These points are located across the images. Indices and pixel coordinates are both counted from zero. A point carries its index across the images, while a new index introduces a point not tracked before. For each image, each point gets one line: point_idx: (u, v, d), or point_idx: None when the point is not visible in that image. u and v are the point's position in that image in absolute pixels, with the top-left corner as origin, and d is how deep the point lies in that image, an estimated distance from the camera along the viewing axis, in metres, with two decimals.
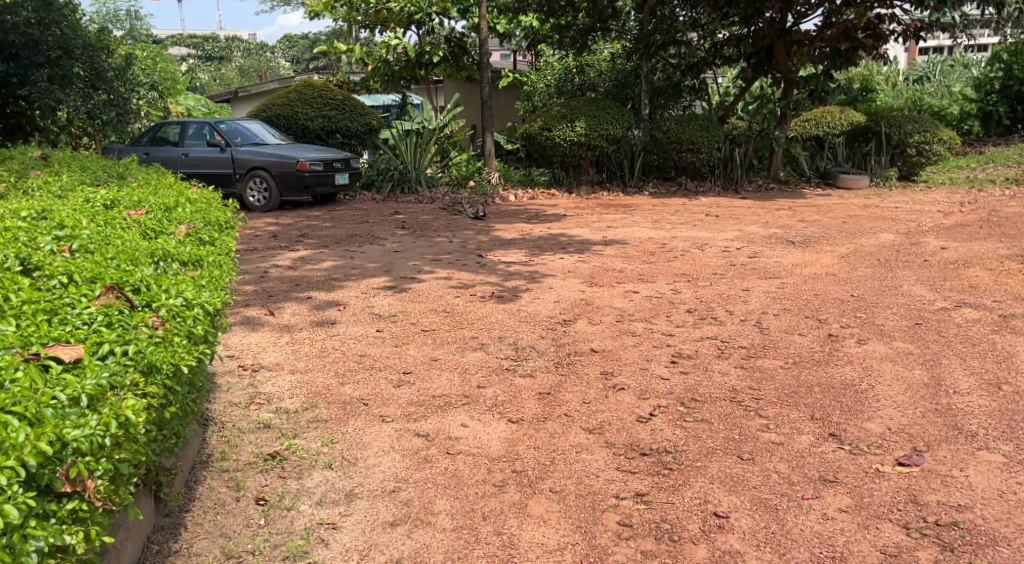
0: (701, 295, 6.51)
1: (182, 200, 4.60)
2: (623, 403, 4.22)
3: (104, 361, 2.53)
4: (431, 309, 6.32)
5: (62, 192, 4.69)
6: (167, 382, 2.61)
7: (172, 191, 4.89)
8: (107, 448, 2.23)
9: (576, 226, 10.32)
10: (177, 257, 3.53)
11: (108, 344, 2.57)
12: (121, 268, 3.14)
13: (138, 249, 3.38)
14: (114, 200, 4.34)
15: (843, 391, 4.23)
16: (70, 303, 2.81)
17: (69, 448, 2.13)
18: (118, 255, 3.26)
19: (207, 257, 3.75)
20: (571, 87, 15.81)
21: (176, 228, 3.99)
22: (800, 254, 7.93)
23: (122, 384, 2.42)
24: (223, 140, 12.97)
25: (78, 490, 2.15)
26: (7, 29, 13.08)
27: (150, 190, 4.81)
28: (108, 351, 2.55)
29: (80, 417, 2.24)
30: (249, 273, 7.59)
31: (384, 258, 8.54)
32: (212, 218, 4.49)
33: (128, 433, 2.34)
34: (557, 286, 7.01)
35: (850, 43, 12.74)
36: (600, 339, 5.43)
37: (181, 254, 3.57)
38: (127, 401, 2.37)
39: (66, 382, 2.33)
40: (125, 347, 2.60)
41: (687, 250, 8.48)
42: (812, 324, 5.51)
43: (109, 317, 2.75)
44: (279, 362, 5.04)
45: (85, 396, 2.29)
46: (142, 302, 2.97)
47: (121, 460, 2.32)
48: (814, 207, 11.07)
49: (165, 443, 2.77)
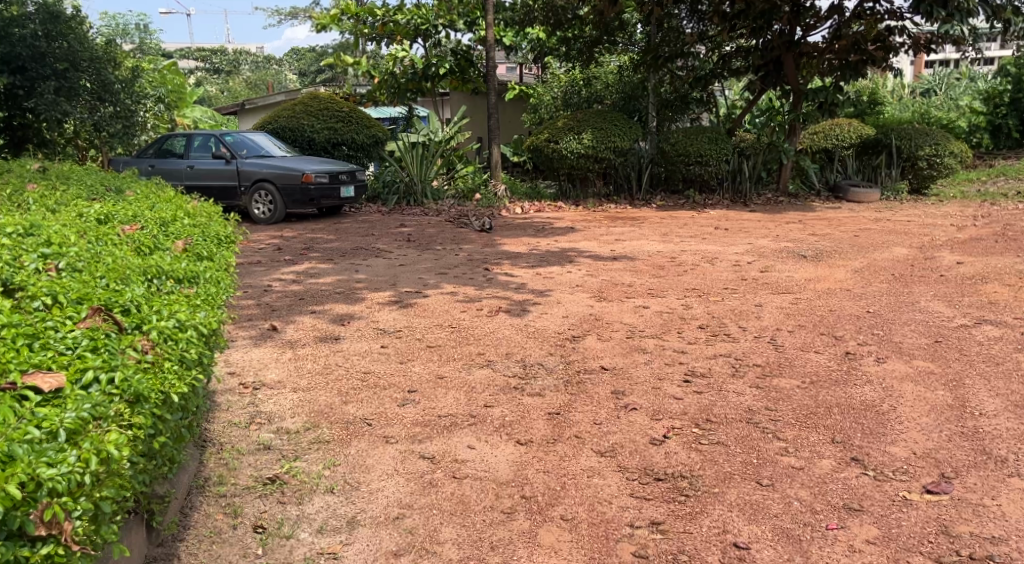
0: (712, 311, 6.37)
1: (179, 215, 4.48)
2: (635, 424, 4.08)
3: (87, 389, 2.40)
4: (437, 324, 6.20)
5: (56, 206, 4.58)
6: (155, 411, 2.48)
7: (169, 205, 4.78)
8: (86, 486, 2.11)
9: (583, 240, 10.20)
10: (171, 274, 3.42)
11: (92, 372, 2.44)
12: (110, 288, 3.02)
13: (130, 267, 3.27)
14: (107, 215, 4.24)
15: (863, 412, 4.09)
16: (53, 326, 2.68)
17: (44, 488, 2.00)
18: (107, 274, 3.14)
19: (203, 274, 3.63)
20: (579, 100, 15.62)
21: (172, 244, 3.87)
22: (813, 269, 7.79)
23: (105, 415, 2.30)
24: (228, 152, 12.90)
25: (54, 533, 2.03)
26: (14, 42, 13.07)
27: (146, 204, 4.72)
28: (92, 379, 2.42)
29: (58, 452, 2.11)
30: (252, 287, 7.49)
31: (390, 272, 8.43)
32: (210, 232, 4.39)
33: (110, 468, 2.22)
34: (565, 300, 6.88)
35: (860, 54, 12.65)
36: (609, 356, 5.30)
37: (176, 272, 3.46)
38: (109, 435, 2.23)
39: (44, 415, 2.20)
40: (110, 374, 2.47)
41: (697, 264, 8.34)
42: (828, 341, 5.37)
43: (94, 341, 2.62)
44: (281, 379, 4.92)
45: (65, 430, 2.17)
46: (131, 324, 2.85)
47: (103, 497, 2.21)
48: (825, 221, 10.94)
49: (155, 472, 2.65)
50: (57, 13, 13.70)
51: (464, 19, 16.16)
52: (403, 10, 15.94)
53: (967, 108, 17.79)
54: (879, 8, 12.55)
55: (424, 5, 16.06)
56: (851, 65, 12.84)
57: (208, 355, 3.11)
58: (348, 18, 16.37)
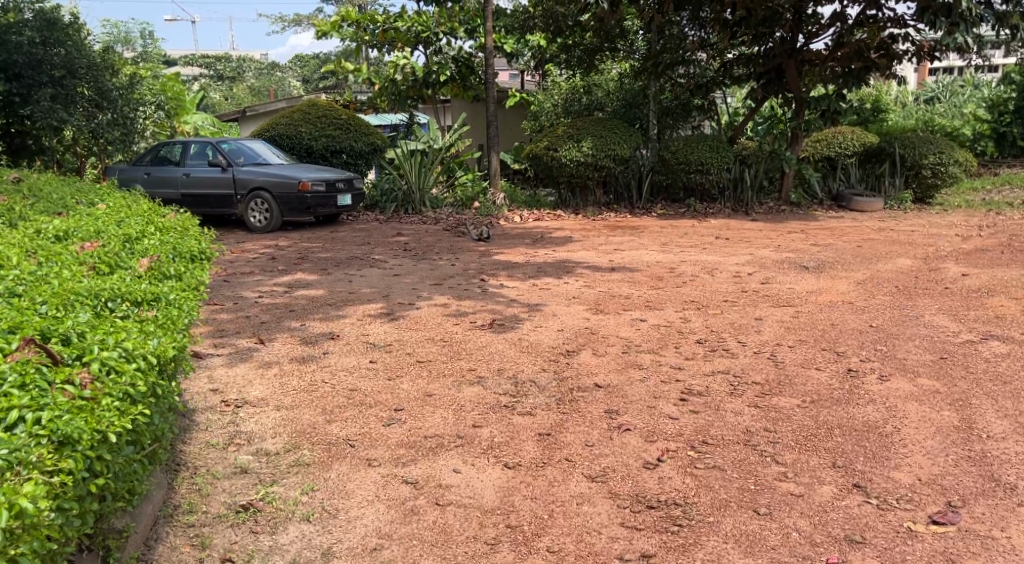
0: (711, 324, 6.21)
1: (149, 231, 4.36)
2: (628, 445, 3.93)
3: (12, 431, 2.31)
4: (429, 338, 6.05)
5: (22, 222, 4.46)
6: (89, 452, 2.37)
7: (141, 220, 4.66)
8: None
9: (582, 249, 10.04)
10: (129, 295, 3.30)
11: (17, 412, 2.34)
12: (50, 316, 2.90)
13: (79, 292, 3.14)
14: (70, 232, 4.13)
15: (866, 433, 3.92)
16: None
17: None
18: (50, 299, 3.02)
19: (168, 293, 3.50)
20: (579, 107, 15.55)
21: (136, 263, 3.74)
22: (815, 281, 7.63)
23: (25, 462, 2.21)
24: (225, 160, 12.78)
25: None
26: (11, 49, 12.97)
27: (117, 219, 4.61)
28: (17, 420, 2.33)
29: None
30: (244, 299, 7.35)
31: (384, 283, 8.28)
32: (181, 248, 4.26)
33: (29, 520, 2.13)
34: (561, 313, 6.73)
35: (862, 62, 12.52)
36: (604, 372, 5.14)
37: (134, 293, 3.33)
38: (25, 486, 2.14)
39: None
40: (38, 414, 2.37)
41: (696, 275, 8.19)
42: (830, 357, 5.21)
43: (23, 376, 2.51)
44: (264, 397, 4.77)
45: None
46: (71, 355, 2.72)
47: (23, 552, 2.12)
48: (827, 230, 10.78)
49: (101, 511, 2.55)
50: (54, 20, 13.61)
51: (465, 26, 16.08)
52: (404, 17, 15.87)
53: (971, 116, 17.63)
54: (882, 15, 12.39)
55: (425, 12, 15.98)
56: (854, 73, 12.68)
57: (163, 382, 2.97)
58: (348, 25, 16.34)
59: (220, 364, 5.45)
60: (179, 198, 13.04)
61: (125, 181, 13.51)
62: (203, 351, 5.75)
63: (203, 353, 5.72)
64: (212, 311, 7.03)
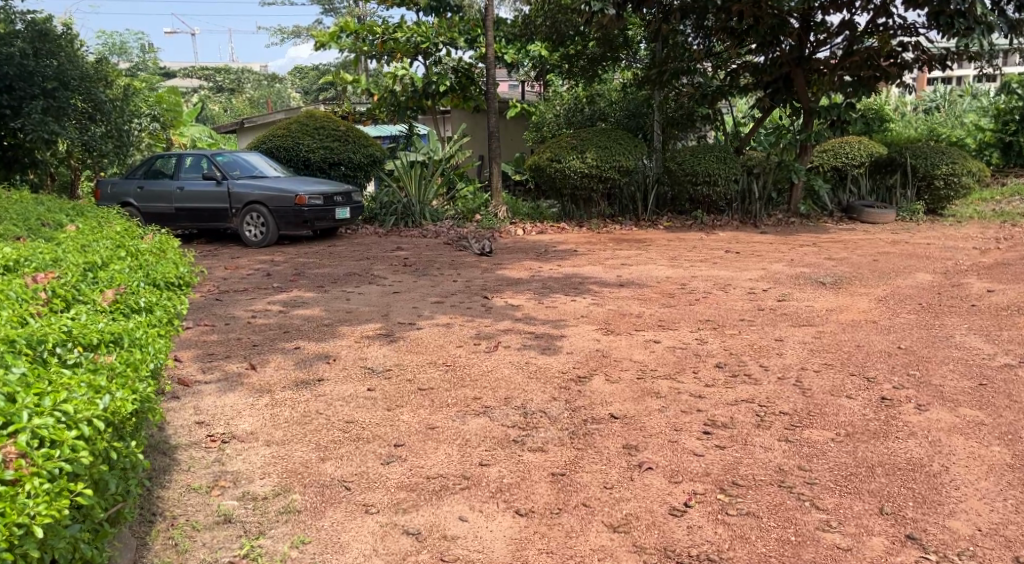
0: (730, 346, 5.87)
1: (117, 260, 4.05)
2: (651, 488, 3.60)
3: None
4: (431, 363, 5.70)
5: None
6: None
7: (111, 244, 4.35)
8: None
9: (588, 264, 9.70)
10: (80, 341, 2.99)
11: None
12: None
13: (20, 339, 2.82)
14: (21, 259, 3.80)
15: (911, 473, 3.61)
16: None
17: None
18: None
19: (134, 333, 3.19)
20: (582, 118, 15.21)
21: (98, 299, 3.43)
22: (833, 297, 7.30)
23: None
24: (220, 173, 12.47)
25: None
26: (2, 61, 12.67)
27: (84, 244, 4.30)
28: None
29: None
30: (237, 321, 7.01)
31: (383, 300, 7.94)
32: (153, 274, 3.95)
33: None
34: (570, 334, 6.38)
35: (872, 70, 12.22)
36: (619, 401, 4.78)
37: (87, 337, 3.02)
38: None
39: None
40: None
41: (709, 291, 7.86)
42: (860, 383, 4.86)
43: None
44: (254, 431, 4.43)
45: None
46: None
47: None
48: (840, 243, 10.46)
49: None
50: (46, 31, 13.31)
51: (465, 36, 15.83)
52: (403, 27, 15.56)
53: (977, 125, 17.35)
54: (892, 23, 12.09)
55: (424, 22, 15.70)
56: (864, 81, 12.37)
57: (117, 442, 2.66)
58: (347, 35, 16.01)
59: (209, 393, 5.10)
60: (173, 213, 12.72)
61: (117, 195, 13.19)
62: (192, 378, 5.41)
63: (192, 380, 5.37)
64: (204, 333, 6.69)
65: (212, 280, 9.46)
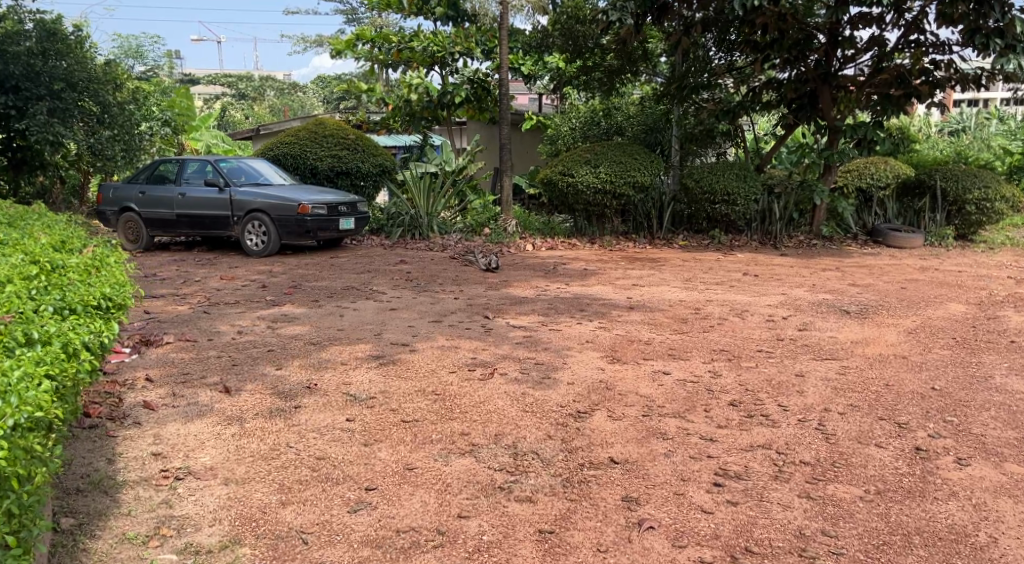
0: (745, 381, 5.40)
1: (26, 289, 3.66)
2: (651, 553, 3.22)
3: None
4: (418, 391, 5.26)
5: None
6: None
7: (31, 268, 3.96)
8: None
9: (598, 284, 9.24)
10: None
11: None
12: None
13: None
14: None
15: (954, 545, 3.22)
16: None
17: None
18: None
19: (13, 372, 2.80)
20: (598, 131, 14.80)
21: None
22: (858, 328, 6.79)
23: None
24: (223, 180, 12.13)
25: None
26: (8, 60, 12.50)
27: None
28: None
29: None
30: (221, 338, 6.64)
31: (379, 318, 7.52)
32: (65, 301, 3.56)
33: None
34: (573, 361, 5.92)
35: (903, 89, 11.66)
36: (621, 443, 4.32)
37: None
38: None
39: None
40: None
41: (725, 317, 7.38)
42: (891, 430, 4.35)
43: None
44: (214, 466, 4.00)
45: None
46: None
47: None
48: (864, 268, 9.96)
49: None
50: (55, 31, 12.99)
51: (482, 47, 15.55)
52: (420, 37, 15.25)
53: (1008, 149, 16.78)
54: (925, 39, 11.59)
55: (441, 32, 15.34)
56: (893, 100, 11.75)
57: None
58: (363, 43, 15.62)
59: (176, 420, 4.68)
60: (174, 219, 12.38)
61: (119, 199, 12.87)
62: (160, 400, 5.00)
63: (160, 402, 4.96)
64: (184, 349, 6.30)
65: (205, 291, 9.08)
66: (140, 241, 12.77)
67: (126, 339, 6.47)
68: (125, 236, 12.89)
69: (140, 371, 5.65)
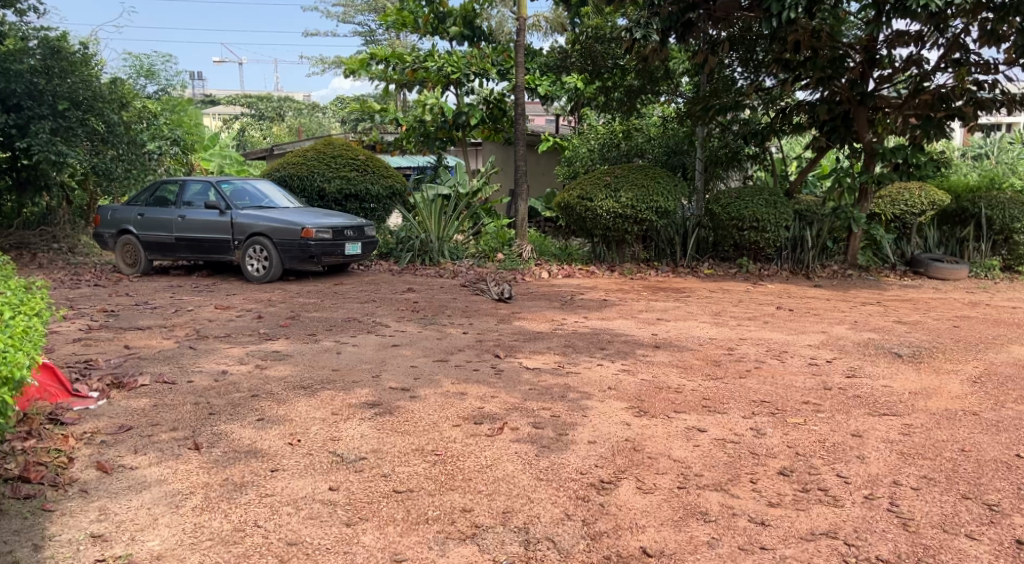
0: (795, 442, 4.67)
1: None
2: None
3: None
4: (415, 450, 4.57)
5: None
6: None
7: None
8: None
9: (620, 318, 8.51)
10: None
11: None
12: None
13: None
14: None
15: None
16: None
17: None
18: None
19: None
20: (618, 154, 13.87)
21: None
22: (913, 376, 6.03)
23: None
24: (224, 202, 11.51)
25: None
26: (11, 78, 11.94)
27: None
28: None
29: None
30: (200, 381, 6.00)
31: (379, 356, 6.82)
32: None
33: None
34: (595, 413, 5.21)
35: (945, 111, 10.86)
36: (654, 526, 3.68)
37: None
38: None
39: None
40: None
41: (761, 360, 6.64)
42: (980, 515, 3.73)
43: None
44: (161, 555, 3.46)
45: None
46: None
47: None
48: (908, 302, 9.24)
49: None
50: (60, 48, 12.36)
51: (498, 68, 14.86)
52: (435, 56, 14.67)
53: None
54: (969, 58, 10.78)
55: (456, 51, 14.75)
56: (934, 122, 10.95)
57: None
58: (377, 62, 15.08)
59: (130, 487, 4.03)
60: (173, 242, 11.78)
61: (118, 222, 12.28)
62: (116, 459, 4.37)
63: (114, 462, 4.33)
64: (157, 395, 5.64)
65: (196, 322, 8.44)
66: (138, 265, 12.19)
67: (94, 380, 5.81)
68: (123, 260, 12.31)
69: (102, 424, 5.01)
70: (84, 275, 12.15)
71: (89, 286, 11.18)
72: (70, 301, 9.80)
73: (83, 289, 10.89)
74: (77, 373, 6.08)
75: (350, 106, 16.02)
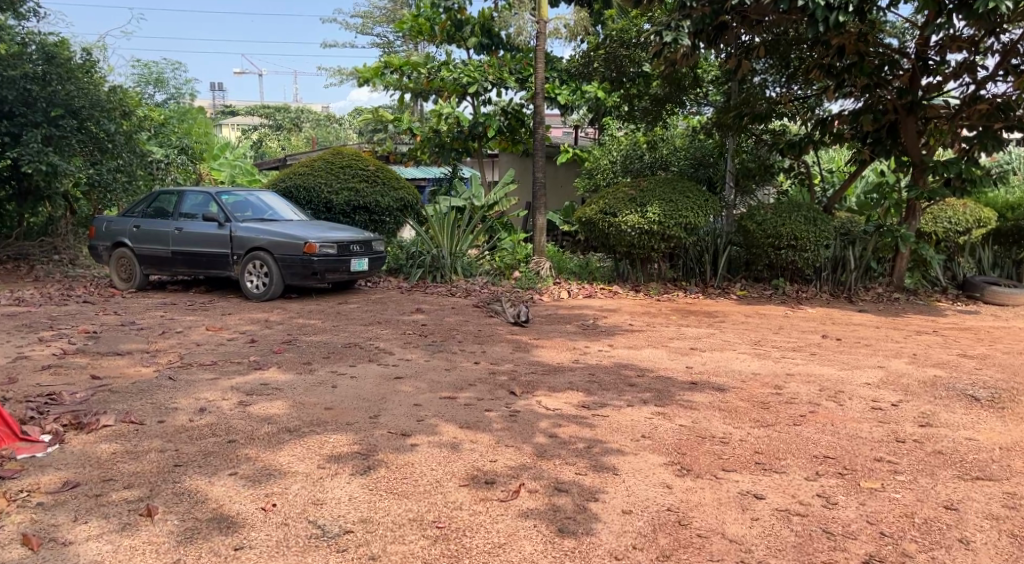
0: (875, 516, 3.86)
1: None
2: None
3: None
4: (413, 521, 3.78)
5: None
6: None
7: None
8: None
9: (649, 347, 7.67)
10: None
11: None
12: None
13: None
14: None
15: None
16: None
17: None
18: None
19: None
20: (640, 166, 13.28)
21: None
22: (999, 427, 5.14)
23: None
24: (223, 214, 10.77)
25: None
26: (4, 84, 11.14)
27: None
28: None
29: None
30: (169, 420, 5.22)
31: (379, 391, 6.01)
32: None
33: None
34: (630, 469, 4.38)
35: (1005, 122, 9.97)
36: None
37: None
38: None
39: None
40: None
41: (816, 402, 5.78)
42: None
43: None
44: None
45: None
46: None
47: None
48: (967, 331, 8.38)
49: None
50: (57, 54, 11.56)
51: (517, 76, 14.22)
52: (450, 66, 13.97)
53: None
54: None
55: (473, 61, 14.00)
56: (993, 134, 9.98)
57: None
58: (392, 72, 14.33)
59: None
60: (170, 256, 11.04)
61: (112, 233, 11.57)
62: (50, 531, 3.67)
63: (49, 534, 3.64)
64: (120, 438, 4.88)
65: (183, 346, 7.66)
66: (133, 279, 11.46)
67: (50, 421, 5.04)
68: (117, 274, 11.58)
69: (47, 478, 4.26)
70: (76, 290, 11.42)
71: (78, 303, 10.45)
72: (53, 320, 9.06)
73: (71, 306, 10.16)
74: (33, 410, 5.32)
75: (363, 115, 15.25)
